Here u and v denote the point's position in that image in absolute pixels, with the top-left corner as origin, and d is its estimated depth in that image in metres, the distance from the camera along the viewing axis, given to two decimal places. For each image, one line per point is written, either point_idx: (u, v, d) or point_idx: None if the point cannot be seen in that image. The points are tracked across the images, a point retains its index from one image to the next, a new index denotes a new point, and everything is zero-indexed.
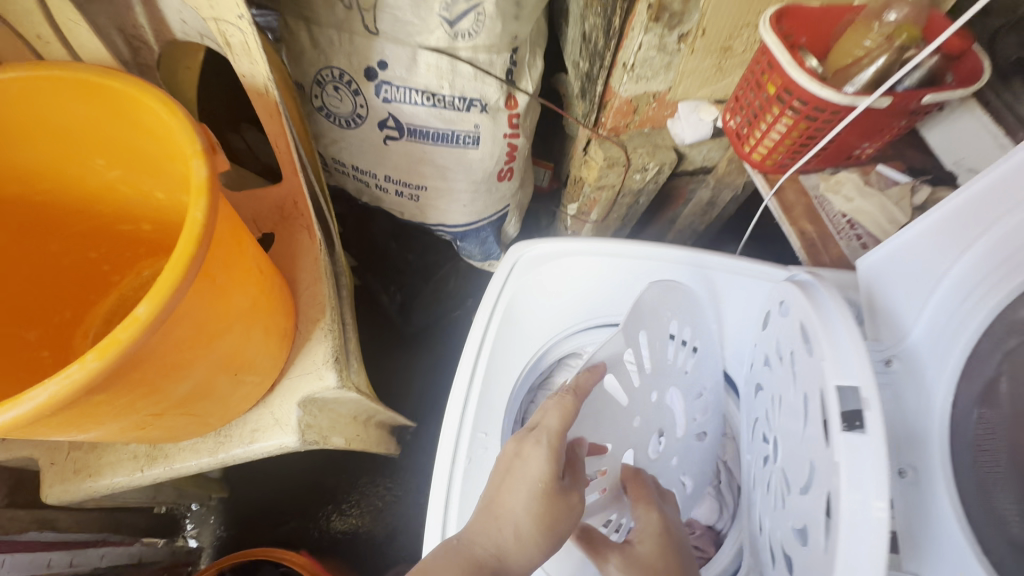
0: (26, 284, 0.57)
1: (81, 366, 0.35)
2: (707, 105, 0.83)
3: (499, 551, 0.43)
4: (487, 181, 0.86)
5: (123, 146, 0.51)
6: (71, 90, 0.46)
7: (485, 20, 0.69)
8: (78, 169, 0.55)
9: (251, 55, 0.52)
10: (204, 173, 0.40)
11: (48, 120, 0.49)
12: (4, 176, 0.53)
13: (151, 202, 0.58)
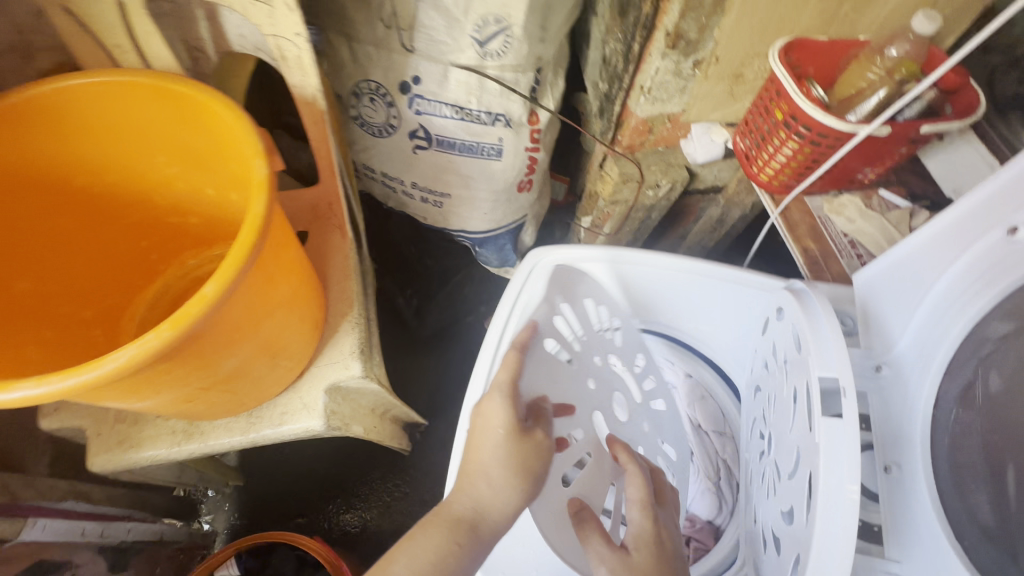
0: (85, 268, 0.62)
1: (156, 336, 0.40)
2: (718, 127, 0.88)
3: (479, 504, 0.48)
4: (507, 191, 0.91)
5: (186, 146, 0.56)
6: (144, 94, 0.51)
7: (513, 42, 0.74)
8: (140, 167, 0.59)
9: (303, 68, 0.58)
10: (265, 171, 0.45)
11: (119, 119, 0.54)
12: (69, 169, 0.56)
13: (204, 198, 0.63)
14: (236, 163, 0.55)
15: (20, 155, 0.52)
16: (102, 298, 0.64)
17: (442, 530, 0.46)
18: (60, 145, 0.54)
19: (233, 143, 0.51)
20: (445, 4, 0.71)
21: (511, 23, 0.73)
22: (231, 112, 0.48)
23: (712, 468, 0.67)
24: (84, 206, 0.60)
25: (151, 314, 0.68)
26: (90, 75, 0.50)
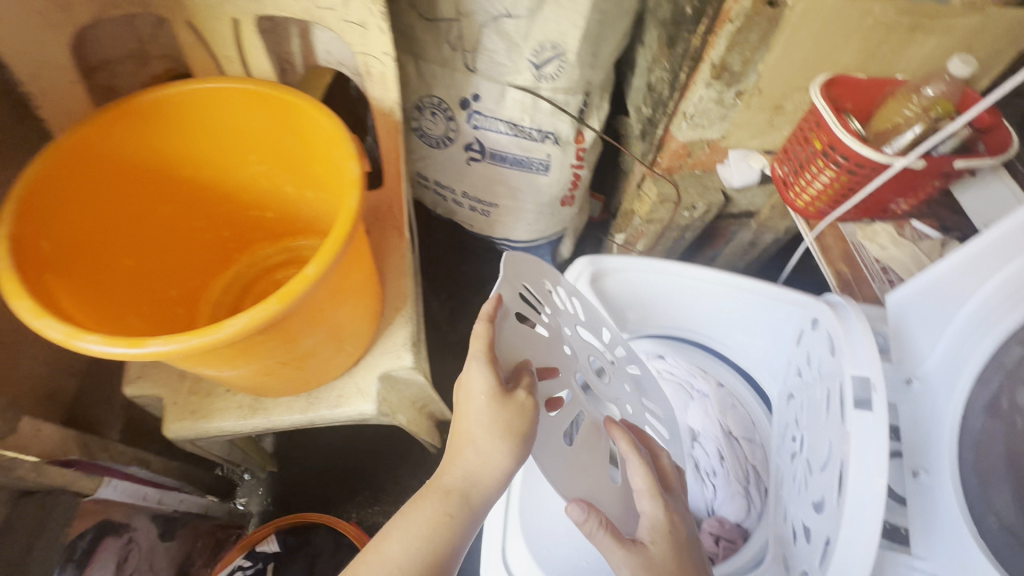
0: (177, 251, 0.68)
1: (265, 308, 0.45)
2: (756, 154, 0.92)
3: (470, 474, 0.50)
4: (551, 205, 0.97)
5: (280, 148, 0.63)
6: (252, 100, 0.58)
7: (567, 67, 0.81)
8: (234, 164, 0.65)
9: (385, 83, 0.64)
10: (358, 171, 0.52)
11: (225, 122, 0.60)
12: (177, 163, 0.62)
13: (286, 194, 0.69)
14: (324, 165, 0.61)
15: (139, 149, 0.58)
16: (185, 279, 0.70)
17: (435, 505, 0.49)
18: (172, 141, 0.60)
19: (327, 148, 0.58)
20: (507, 30, 0.78)
21: (566, 49, 0.79)
22: (330, 120, 0.54)
23: (743, 473, 0.65)
24: (184, 197, 0.66)
25: (224, 294, 0.75)
26: (210, 81, 0.56)
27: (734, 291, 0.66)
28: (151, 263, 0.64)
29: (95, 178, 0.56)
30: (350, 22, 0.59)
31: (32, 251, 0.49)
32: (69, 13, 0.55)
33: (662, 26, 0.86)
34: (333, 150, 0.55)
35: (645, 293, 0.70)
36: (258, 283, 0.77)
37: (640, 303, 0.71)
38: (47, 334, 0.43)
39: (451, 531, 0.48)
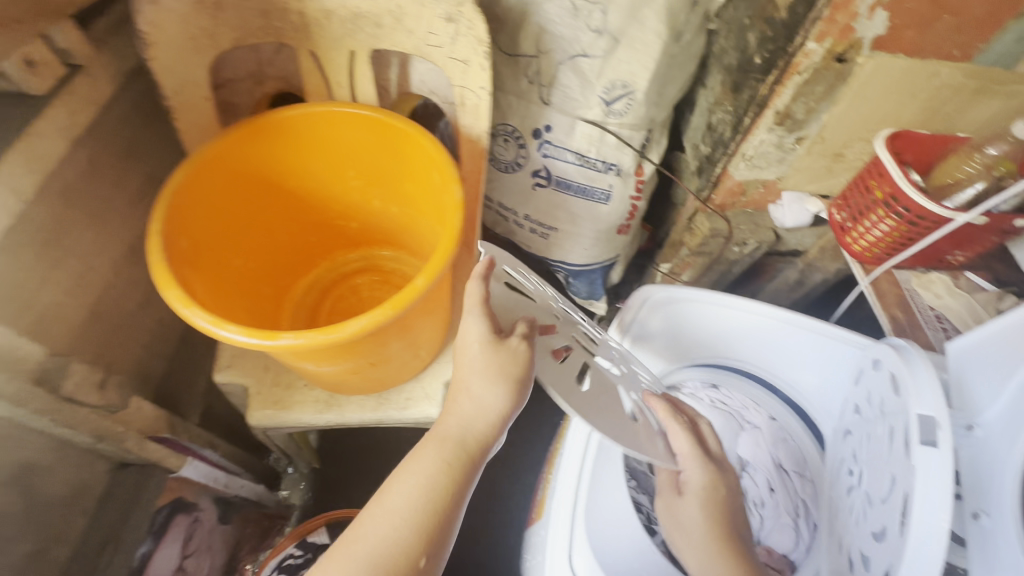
0: (274, 254, 0.74)
1: (380, 312, 0.51)
2: (813, 198, 0.95)
3: (469, 424, 0.53)
4: (608, 233, 1.02)
5: (381, 167, 0.69)
6: (363, 124, 0.64)
7: (635, 105, 0.86)
8: (335, 179, 0.71)
9: (477, 114, 0.69)
10: (460, 195, 0.58)
11: (334, 141, 0.67)
12: (289, 178, 0.69)
13: (376, 208, 0.75)
14: (421, 185, 0.67)
15: (260, 163, 0.64)
16: (277, 279, 0.76)
17: (434, 452, 0.51)
18: (288, 157, 0.66)
19: (430, 173, 0.63)
20: (583, 69, 0.84)
21: (636, 88, 0.84)
22: (436, 147, 0.60)
23: (793, 506, 0.69)
24: (287, 205, 0.72)
25: (306, 294, 0.80)
26: (332, 105, 0.62)
27: (791, 327, 0.69)
28: (255, 263, 0.70)
29: (224, 187, 0.62)
30: (454, 58, 0.65)
31: (175, 249, 0.55)
32: (214, 39, 0.61)
33: (727, 72, 0.90)
34: (436, 173, 0.62)
35: (700, 320, 0.73)
36: (338, 287, 0.82)
37: (684, 328, 0.74)
38: (195, 322, 0.49)
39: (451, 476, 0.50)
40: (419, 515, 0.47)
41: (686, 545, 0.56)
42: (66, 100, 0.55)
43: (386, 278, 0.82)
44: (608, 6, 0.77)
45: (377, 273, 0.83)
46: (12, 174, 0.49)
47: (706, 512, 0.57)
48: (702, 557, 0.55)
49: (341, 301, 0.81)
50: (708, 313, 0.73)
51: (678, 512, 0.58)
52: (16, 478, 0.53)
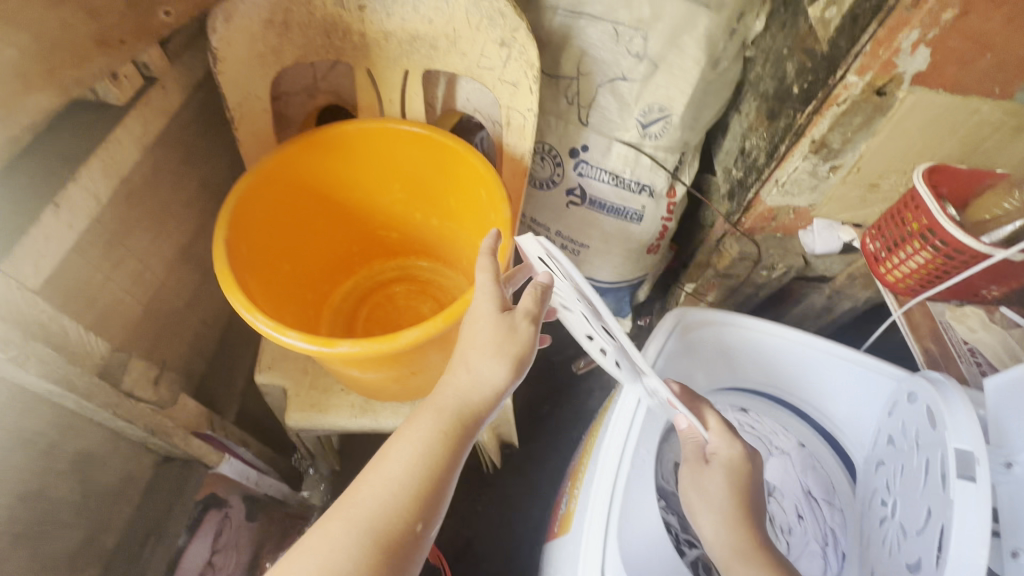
0: (321, 262, 0.76)
1: (432, 324, 0.55)
2: (847, 227, 0.94)
3: (464, 394, 0.52)
4: (638, 252, 1.03)
5: (426, 182, 0.72)
6: (415, 144, 0.67)
7: (671, 128, 0.88)
8: (383, 192, 0.74)
9: (522, 135, 0.71)
10: (509, 215, 0.62)
11: (387, 159, 0.70)
12: (343, 192, 0.72)
13: (419, 220, 0.78)
14: (467, 200, 0.69)
15: (315, 175, 0.67)
16: (320, 285, 0.78)
17: (429, 422, 0.51)
18: (341, 170, 0.69)
19: (479, 190, 0.66)
20: (621, 91, 0.86)
21: (673, 112, 0.87)
22: (486, 165, 0.63)
23: (822, 534, 0.69)
24: (336, 217, 0.74)
25: (345, 300, 0.82)
26: (388, 122, 0.65)
27: (820, 353, 0.72)
28: (303, 270, 0.73)
29: (280, 196, 0.65)
30: (504, 80, 0.67)
31: (235, 254, 0.57)
32: (278, 56, 0.65)
33: (762, 99, 0.92)
34: (484, 190, 0.65)
35: (731, 344, 0.74)
36: (375, 295, 0.84)
37: (721, 351, 0.75)
38: (258, 325, 0.52)
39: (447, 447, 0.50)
40: (414, 483, 0.47)
41: (708, 511, 0.57)
42: (143, 111, 0.58)
43: (423, 288, 0.84)
44: (649, 33, 0.80)
45: (414, 283, 0.84)
46: (93, 178, 0.52)
47: (732, 485, 0.57)
48: (722, 524, 0.56)
49: (378, 308, 0.83)
50: (739, 337, 0.74)
51: (702, 477, 0.58)
52: (75, 466, 0.56)
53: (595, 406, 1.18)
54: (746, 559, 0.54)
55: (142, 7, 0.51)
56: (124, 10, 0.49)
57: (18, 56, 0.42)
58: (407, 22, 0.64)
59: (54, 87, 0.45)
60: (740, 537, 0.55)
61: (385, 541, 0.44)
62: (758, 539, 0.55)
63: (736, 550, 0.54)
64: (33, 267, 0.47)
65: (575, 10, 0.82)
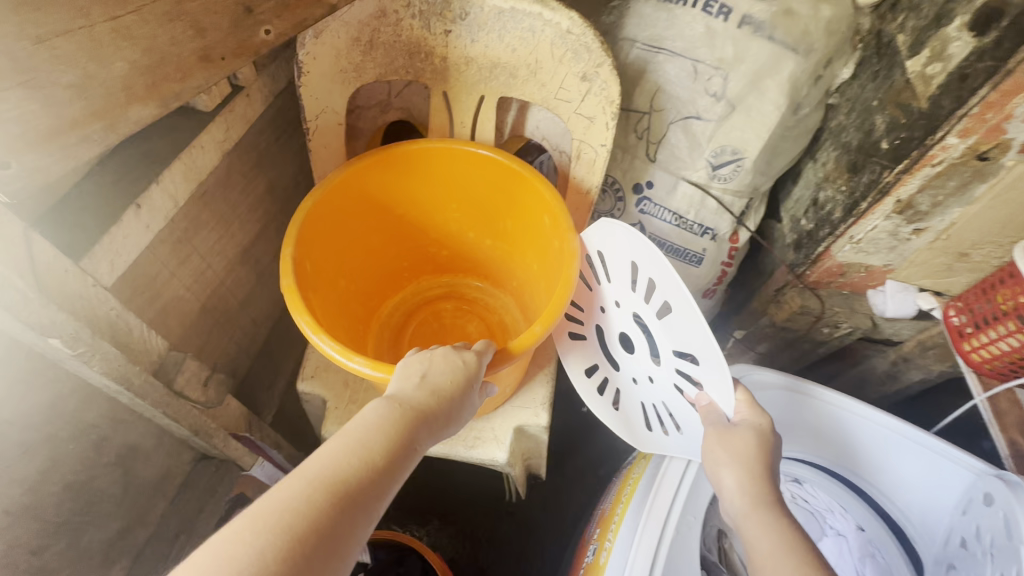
0: (371, 274, 0.75)
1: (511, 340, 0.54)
2: (926, 294, 0.85)
3: (427, 397, 0.46)
4: (693, 295, 0.99)
5: (487, 202, 0.70)
6: (477, 164, 0.66)
7: (741, 171, 0.85)
8: (442, 208, 0.73)
9: (591, 168, 0.70)
10: (575, 246, 0.59)
11: (449, 176, 0.69)
12: (402, 207, 0.71)
13: (475, 240, 0.76)
14: (529, 225, 0.68)
15: (379, 189, 0.67)
16: (371, 298, 0.77)
17: (382, 414, 0.44)
18: (402, 184, 0.68)
19: (544, 216, 0.64)
20: (694, 131, 0.83)
21: (746, 155, 0.83)
22: (553, 192, 0.62)
23: None
24: (391, 230, 0.73)
25: (394, 313, 0.80)
26: (454, 142, 0.64)
27: (882, 432, 0.67)
28: (356, 281, 0.72)
29: (345, 210, 0.65)
30: (580, 114, 0.66)
31: (298, 267, 0.57)
32: (359, 73, 0.65)
33: (843, 150, 0.87)
34: (548, 217, 0.63)
35: (787, 412, 0.70)
36: (422, 311, 0.81)
37: (782, 414, 0.70)
38: (323, 348, 0.51)
39: (405, 445, 0.43)
40: (363, 473, 0.39)
41: (738, 462, 0.57)
42: (227, 117, 0.59)
43: (471, 306, 0.82)
44: (730, 73, 0.78)
45: (463, 301, 0.82)
46: (175, 181, 0.53)
47: (759, 443, 0.58)
48: (747, 476, 0.57)
49: (425, 324, 0.81)
50: (802, 405, 0.69)
51: (730, 434, 0.58)
52: (121, 459, 0.56)
53: (628, 449, 1.13)
54: (758, 513, 0.55)
55: (246, 25, 0.52)
56: (229, 28, 0.51)
57: (125, 67, 0.43)
58: (490, 49, 0.64)
59: (156, 99, 0.46)
60: (760, 487, 0.56)
61: (331, 520, 0.36)
62: (775, 501, 0.56)
63: (760, 506, 0.55)
64: (109, 265, 0.48)
65: (654, 46, 0.80)
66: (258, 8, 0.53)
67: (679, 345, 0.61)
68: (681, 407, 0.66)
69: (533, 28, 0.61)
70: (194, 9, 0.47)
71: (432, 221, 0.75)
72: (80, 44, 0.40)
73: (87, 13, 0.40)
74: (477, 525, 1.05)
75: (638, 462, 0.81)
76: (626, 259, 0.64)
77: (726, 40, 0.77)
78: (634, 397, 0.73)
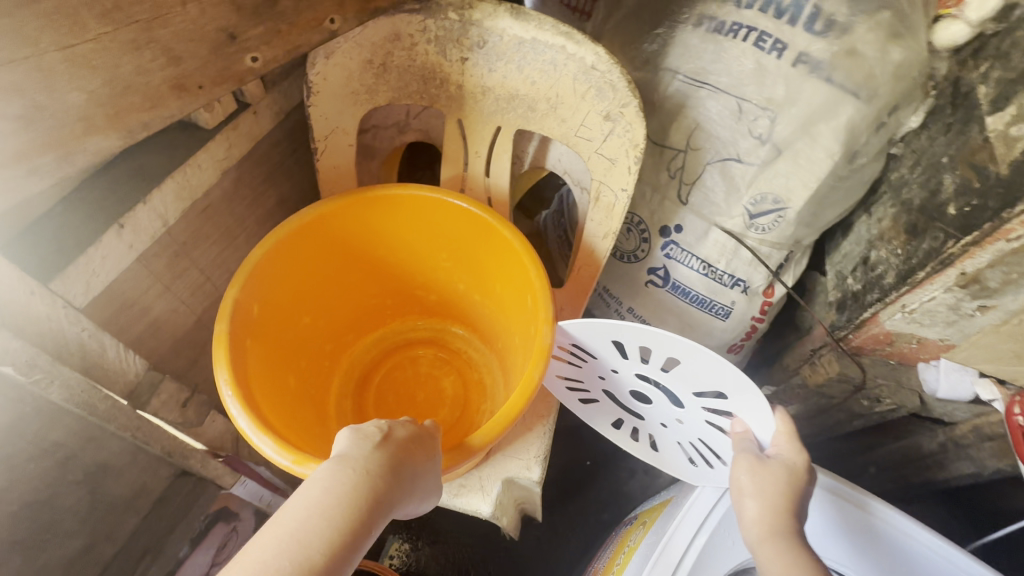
0: (348, 309, 0.74)
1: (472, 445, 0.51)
2: (987, 382, 0.75)
3: (386, 459, 0.42)
4: (717, 348, 0.92)
5: (475, 255, 0.68)
6: (464, 218, 0.63)
7: (783, 223, 0.77)
8: (428, 256, 0.72)
9: (609, 213, 0.64)
10: (550, 340, 0.54)
11: (434, 225, 0.67)
12: (389, 250, 0.70)
13: (460, 290, 0.75)
14: (512, 286, 0.65)
15: (356, 233, 0.66)
16: (344, 334, 0.76)
17: (334, 485, 0.39)
18: (384, 226, 0.67)
19: (526, 286, 0.61)
20: (732, 174, 0.76)
21: (789, 206, 0.75)
22: (538, 271, 0.58)
23: None
24: (370, 270, 0.72)
25: (371, 351, 0.80)
26: (448, 194, 0.62)
27: (947, 568, 0.62)
28: (325, 317, 0.72)
29: (314, 251, 0.64)
30: (601, 154, 0.60)
31: (243, 311, 0.56)
32: (371, 95, 0.62)
33: (903, 208, 0.77)
34: (531, 292, 0.60)
35: (843, 526, 0.65)
36: (398, 354, 0.81)
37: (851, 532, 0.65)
38: (229, 412, 0.50)
39: (360, 523, 0.38)
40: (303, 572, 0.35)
41: (764, 496, 0.54)
42: (229, 135, 0.57)
43: (451, 356, 0.80)
44: (778, 115, 0.70)
45: (443, 349, 0.81)
46: (165, 201, 0.52)
47: (788, 485, 0.55)
48: (771, 509, 0.54)
49: (398, 368, 0.80)
50: (871, 529, 0.64)
51: (762, 466, 0.55)
52: (89, 477, 0.55)
53: (635, 498, 1.04)
54: (779, 541, 0.53)
55: (229, 52, 0.49)
56: (208, 55, 0.48)
57: (81, 97, 0.41)
58: (508, 79, 0.60)
59: (119, 129, 0.45)
60: (786, 516, 0.54)
61: None
62: (797, 530, 0.54)
63: (782, 534, 0.53)
64: (84, 286, 0.46)
65: (695, 79, 0.73)
66: (244, 35, 0.50)
67: (698, 387, 0.58)
68: (721, 444, 0.62)
69: (555, 60, 0.57)
70: (165, 36, 0.44)
71: (418, 266, 0.73)
72: (27, 73, 0.38)
73: (35, 42, 0.38)
74: (468, 558, 0.99)
75: (636, 527, 0.79)
76: (605, 338, 0.60)
77: (777, 79, 0.69)
78: (669, 440, 0.68)
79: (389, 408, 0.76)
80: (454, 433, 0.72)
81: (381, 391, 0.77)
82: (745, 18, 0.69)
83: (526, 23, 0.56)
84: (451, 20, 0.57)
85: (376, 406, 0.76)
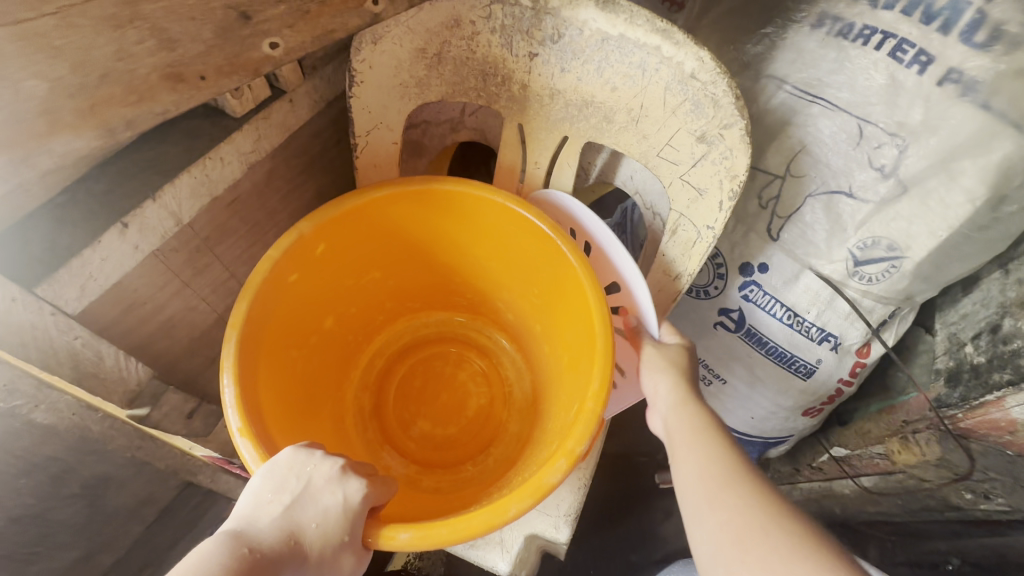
0: (419, 282, 0.68)
1: (405, 538, 0.41)
2: None
3: (281, 538, 0.38)
4: (790, 410, 0.80)
5: (533, 273, 0.58)
6: (529, 231, 0.53)
7: (896, 275, 0.62)
8: (495, 265, 0.63)
9: (687, 252, 0.53)
10: (555, 483, 0.42)
11: (504, 232, 0.57)
12: (458, 246, 0.62)
13: (520, 309, 0.65)
14: (570, 324, 0.55)
15: (414, 221, 0.57)
16: (407, 301, 0.70)
17: (215, 567, 0.35)
18: (453, 222, 0.58)
19: (586, 339, 0.50)
20: (839, 210, 0.62)
21: (907, 256, 0.61)
22: (599, 387, 0.45)
23: None
24: (442, 259, 0.64)
25: (420, 329, 0.74)
26: (520, 204, 0.51)
27: None
28: (392, 282, 0.66)
29: (377, 228, 0.56)
30: (687, 182, 0.50)
31: (283, 272, 0.50)
32: (422, 90, 0.54)
33: None
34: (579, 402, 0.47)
35: None
36: (444, 347, 0.75)
37: None
38: (223, 355, 0.45)
39: None
40: None
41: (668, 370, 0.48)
42: (257, 124, 0.51)
43: (493, 380, 0.73)
44: (910, 145, 0.56)
45: (492, 370, 0.73)
46: (178, 198, 0.46)
47: (670, 364, 0.49)
48: (678, 380, 0.47)
49: (437, 359, 0.74)
50: None
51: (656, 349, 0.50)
52: (89, 489, 0.53)
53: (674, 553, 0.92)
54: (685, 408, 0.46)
55: (242, 35, 0.42)
56: (213, 38, 0.41)
57: (42, 86, 0.35)
58: (584, 82, 0.50)
59: (97, 125, 0.39)
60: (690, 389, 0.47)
61: None
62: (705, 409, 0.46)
63: (718, 456, 0.41)
64: (77, 290, 0.42)
65: (808, 91, 0.60)
66: (261, 17, 0.43)
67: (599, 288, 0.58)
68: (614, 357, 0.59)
69: (644, 63, 0.47)
70: (153, 12, 0.37)
71: (485, 270, 0.64)
72: None
73: None
74: None
75: None
76: None
77: (914, 98, 0.54)
78: None
79: (406, 396, 0.72)
80: (443, 458, 0.67)
81: (410, 372, 0.73)
82: (882, 21, 0.55)
83: (613, 15, 0.46)
84: (522, 6, 0.48)
85: (398, 388, 0.72)
